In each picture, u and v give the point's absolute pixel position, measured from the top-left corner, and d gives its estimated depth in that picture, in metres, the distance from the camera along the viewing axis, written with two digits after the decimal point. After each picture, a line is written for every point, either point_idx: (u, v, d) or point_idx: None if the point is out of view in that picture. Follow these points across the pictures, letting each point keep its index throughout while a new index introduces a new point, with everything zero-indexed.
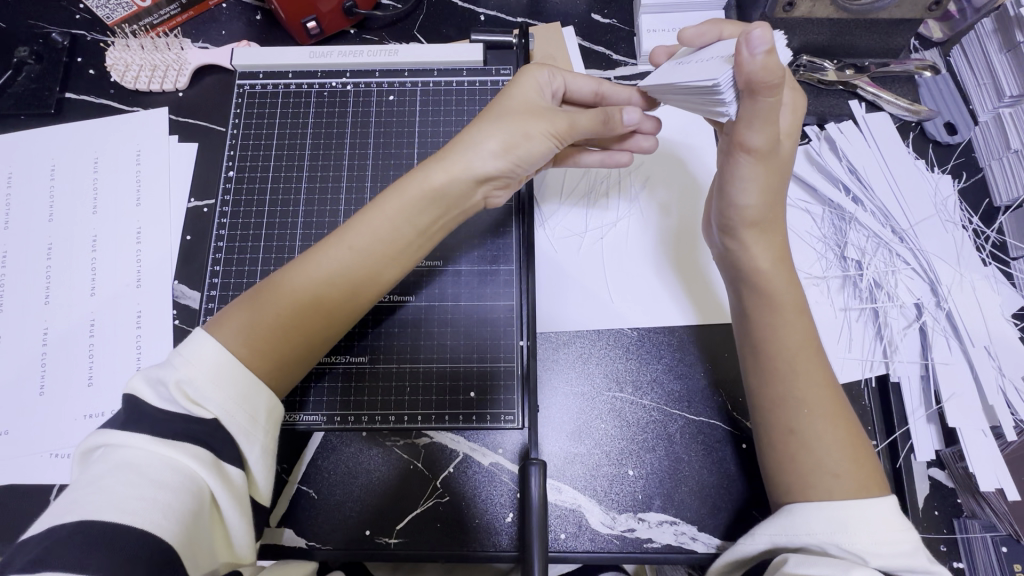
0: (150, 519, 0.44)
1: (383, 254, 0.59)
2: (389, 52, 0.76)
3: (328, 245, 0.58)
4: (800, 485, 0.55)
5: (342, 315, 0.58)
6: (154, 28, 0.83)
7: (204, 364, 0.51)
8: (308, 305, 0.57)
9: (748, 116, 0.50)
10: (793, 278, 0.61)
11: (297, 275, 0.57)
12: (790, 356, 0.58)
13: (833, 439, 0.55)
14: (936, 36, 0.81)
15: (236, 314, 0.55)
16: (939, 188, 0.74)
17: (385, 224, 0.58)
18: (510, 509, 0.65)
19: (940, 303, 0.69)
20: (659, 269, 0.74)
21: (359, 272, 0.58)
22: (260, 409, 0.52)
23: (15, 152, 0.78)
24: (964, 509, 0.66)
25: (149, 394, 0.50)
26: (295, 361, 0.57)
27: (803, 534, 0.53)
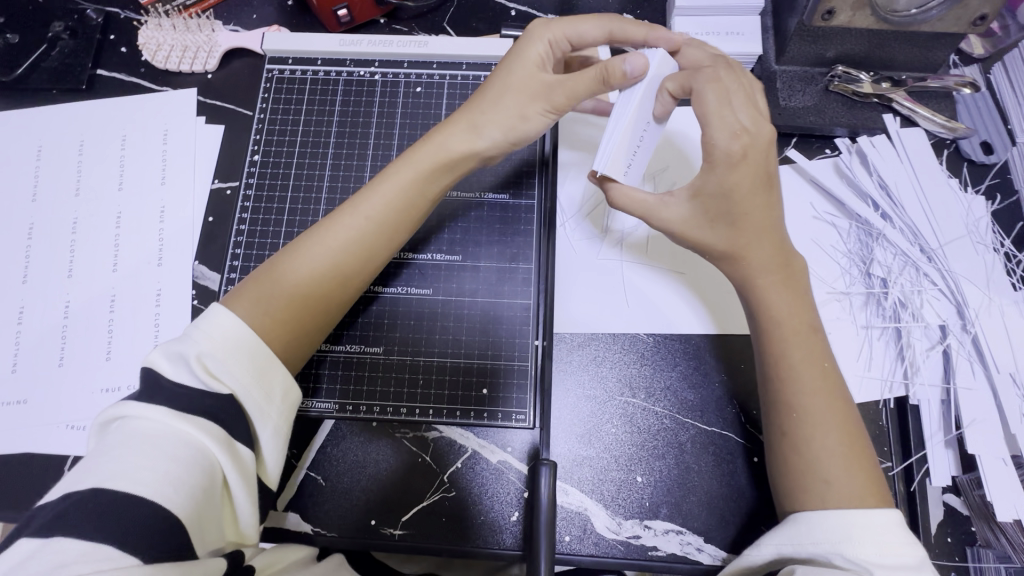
0: (158, 491, 0.44)
1: (396, 221, 0.60)
2: (419, 43, 0.76)
3: (339, 214, 0.60)
4: (799, 490, 0.54)
5: (356, 280, 0.60)
6: (186, 9, 0.83)
7: (227, 340, 0.51)
8: (325, 275, 0.58)
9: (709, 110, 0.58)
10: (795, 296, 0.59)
11: (310, 247, 0.58)
12: (785, 350, 0.57)
13: (824, 437, 0.54)
14: (977, 52, 0.78)
15: (252, 290, 0.56)
16: (972, 209, 0.72)
17: (395, 192, 0.60)
18: (516, 509, 0.65)
19: (967, 326, 0.67)
20: (677, 281, 0.73)
21: (375, 238, 0.60)
22: (275, 388, 0.53)
23: (45, 125, 0.80)
24: (977, 539, 0.64)
25: (167, 369, 0.50)
26: (312, 328, 0.58)
27: (807, 541, 0.52)
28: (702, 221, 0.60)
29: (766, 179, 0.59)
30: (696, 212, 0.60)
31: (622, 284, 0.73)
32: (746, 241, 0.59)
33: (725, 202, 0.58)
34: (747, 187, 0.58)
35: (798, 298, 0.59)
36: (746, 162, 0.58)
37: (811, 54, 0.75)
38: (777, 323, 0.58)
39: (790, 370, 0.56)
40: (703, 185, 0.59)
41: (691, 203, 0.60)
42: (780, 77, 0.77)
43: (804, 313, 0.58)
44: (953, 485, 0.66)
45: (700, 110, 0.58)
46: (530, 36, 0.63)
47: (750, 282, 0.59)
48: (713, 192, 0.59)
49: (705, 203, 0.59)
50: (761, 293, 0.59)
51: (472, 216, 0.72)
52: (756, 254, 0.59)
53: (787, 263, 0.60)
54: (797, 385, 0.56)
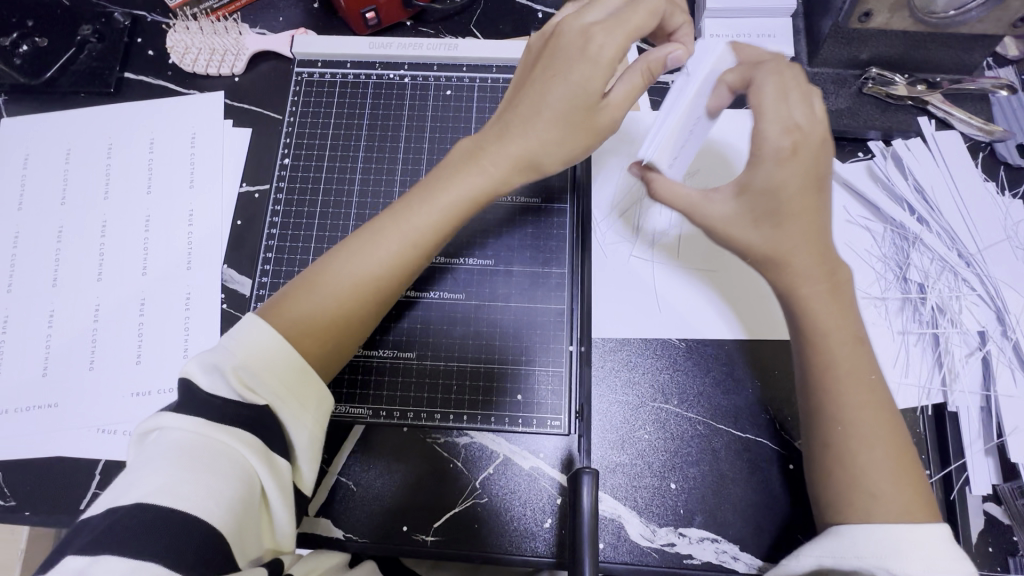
0: (201, 504, 0.43)
1: (434, 242, 0.57)
2: (449, 46, 0.76)
3: (377, 228, 0.57)
4: (848, 505, 0.53)
5: (387, 298, 0.57)
6: (213, 12, 0.84)
7: (262, 354, 0.51)
8: (358, 293, 0.55)
9: (764, 104, 0.56)
10: (840, 307, 0.57)
11: (346, 264, 0.56)
12: (834, 361, 0.55)
13: (869, 454, 0.53)
14: (1012, 53, 0.78)
15: (290, 302, 0.55)
16: (1011, 213, 0.71)
17: (431, 208, 0.57)
18: (549, 516, 0.65)
19: (1007, 332, 0.66)
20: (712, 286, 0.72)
21: (410, 256, 0.56)
22: (309, 399, 0.52)
23: (74, 128, 0.80)
24: (1020, 549, 0.63)
25: (202, 379, 0.49)
26: (347, 346, 0.57)
27: (851, 554, 0.52)
28: (746, 219, 0.57)
29: (815, 182, 0.56)
30: (741, 209, 0.57)
31: (656, 288, 0.72)
32: (791, 243, 0.56)
33: (770, 199, 0.55)
34: (795, 188, 0.55)
35: (844, 313, 0.56)
36: (797, 158, 0.55)
37: (845, 57, 0.74)
38: (822, 333, 0.56)
39: (838, 382, 0.55)
40: (749, 180, 0.56)
41: (737, 200, 0.57)
42: (812, 78, 0.76)
43: (849, 323, 0.56)
44: (994, 493, 0.64)
45: (755, 104, 0.56)
46: (592, 57, 0.54)
47: (794, 291, 0.56)
48: (760, 188, 0.56)
49: (751, 203, 0.56)
50: (808, 304, 0.56)
51: (503, 219, 0.72)
52: (802, 262, 0.56)
53: (835, 274, 0.56)
54: (846, 399, 0.54)
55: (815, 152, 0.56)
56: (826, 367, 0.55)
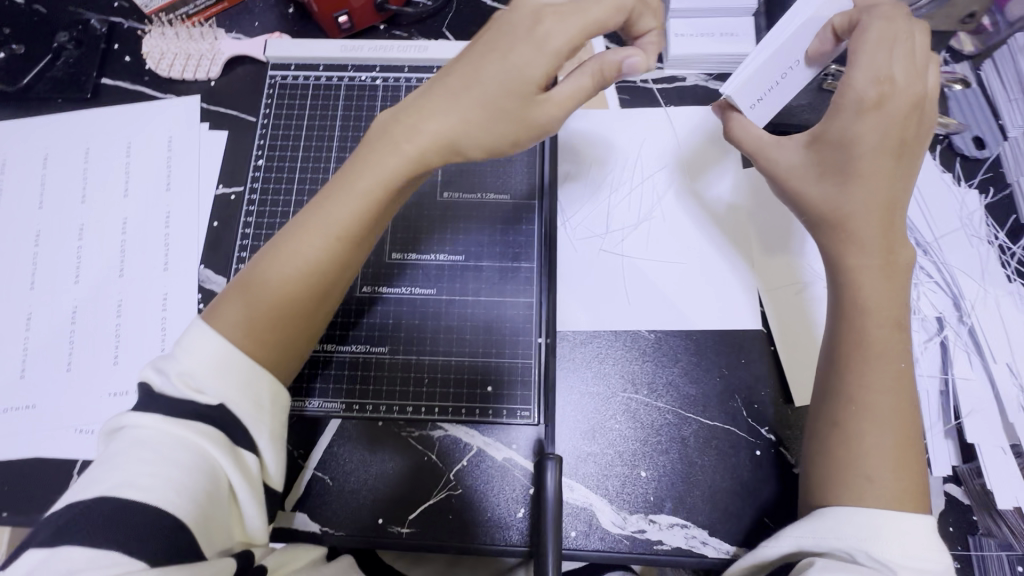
0: (162, 496, 0.45)
1: (361, 228, 0.56)
2: (419, 48, 0.77)
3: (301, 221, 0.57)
4: (839, 486, 0.53)
5: (326, 287, 0.57)
6: (189, 18, 0.85)
7: (204, 357, 0.51)
8: (293, 287, 0.55)
9: (880, 54, 0.55)
10: (890, 288, 0.55)
11: (275, 261, 0.55)
12: (868, 339, 0.55)
13: (878, 435, 0.52)
14: (968, 49, 0.80)
15: (229, 307, 0.55)
16: (965, 203, 0.73)
17: (354, 195, 0.56)
18: (522, 505, 0.66)
19: (963, 318, 0.69)
20: (685, 280, 0.74)
21: (339, 240, 0.56)
22: (263, 395, 0.53)
23: (51, 134, 0.81)
24: (979, 528, 0.64)
25: (156, 381, 0.51)
26: (296, 340, 0.57)
27: (832, 537, 0.51)
28: (811, 171, 0.58)
29: (899, 145, 0.55)
30: (807, 159, 0.58)
31: (672, 230, 0.75)
32: (851, 202, 0.55)
33: (843, 151, 0.56)
34: (869, 146, 0.55)
35: (896, 289, 0.56)
36: (879, 112, 0.55)
37: None
38: (867, 298, 0.55)
39: (865, 360, 0.54)
40: (825, 131, 0.57)
41: (806, 149, 0.59)
42: None
43: (899, 307, 0.55)
44: (954, 476, 0.65)
45: (854, 45, 0.56)
46: (537, 47, 0.53)
47: (843, 259, 0.57)
48: (835, 138, 0.57)
49: (819, 153, 0.57)
50: (860, 274, 0.56)
51: (474, 217, 0.74)
52: (863, 226, 0.55)
53: (894, 252, 0.56)
54: (866, 378, 0.54)
55: (905, 114, 0.55)
56: (857, 347, 0.55)
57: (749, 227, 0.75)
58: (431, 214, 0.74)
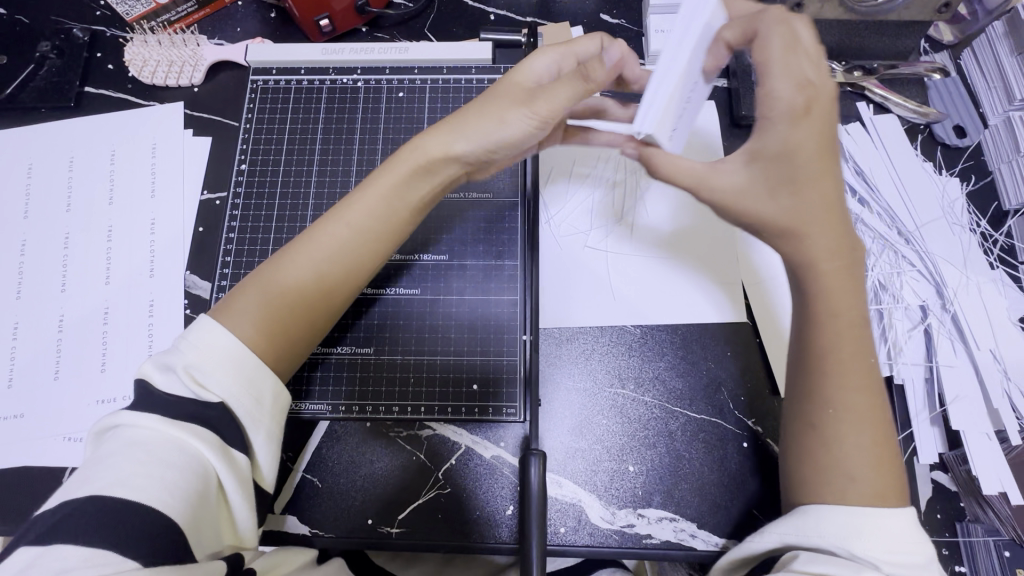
0: (155, 496, 0.45)
1: (383, 241, 0.59)
2: (399, 49, 0.77)
3: (324, 225, 0.59)
4: (822, 486, 0.54)
5: (344, 293, 0.59)
6: (171, 25, 0.85)
7: (215, 351, 0.52)
8: (312, 290, 0.57)
9: (786, 58, 0.54)
10: (852, 293, 0.56)
11: (297, 262, 0.57)
12: (832, 350, 0.55)
13: (858, 440, 0.53)
14: (947, 38, 0.81)
15: (243, 303, 0.55)
16: (947, 191, 0.74)
17: (381, 204, 0.58)
18: (511, 502, 0.66)
19: (946, 306, 0.69)
20: (645, 294, 0.74)
21: (361, 250, 0.58)
22: (265, 394, 0.53)
23: (35, 143, 0.81)
24: (966, 514, 0.65)
25: (157, 378, 0.51)
26: (304, 341, 0.58)
27: (812, 536, 0.53)
28: (760, 188, 0.55)
29: (834, 144, 0.55)
30: (754, 176, 0.55)
31: (620, 254, 0.75)
32: (805, 213, 0.54)
33: (785, 163, 0.54)
34: (810, 151, 0.53)
35: (855, 295, 0.56)
36: (811, 115, 0.54)
37: None
38: (829, 307, 0.55)
39: (835, 368, 0.55)
40: (762, 145, 0.55)
41: (748, 167, 0.56)
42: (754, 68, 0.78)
43: (859, 309, 0.56)
44: (939, 462, 0.66)
45: (762, 57, 0.55)
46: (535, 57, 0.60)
47: (812, 268, 0.55)
48: (774, 153, 0.54)
49: (764, 167, 0.55)
50: (823, 279, 0.55)
51: (458, 216, 0.74)
52: (818, 234, 0.54)
53: (849, 253, 0.55)
54: (839, 384, 0.54)
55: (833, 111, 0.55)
56: (825, 357, 0.55)
57: (701, 240, 0.75)
58: None
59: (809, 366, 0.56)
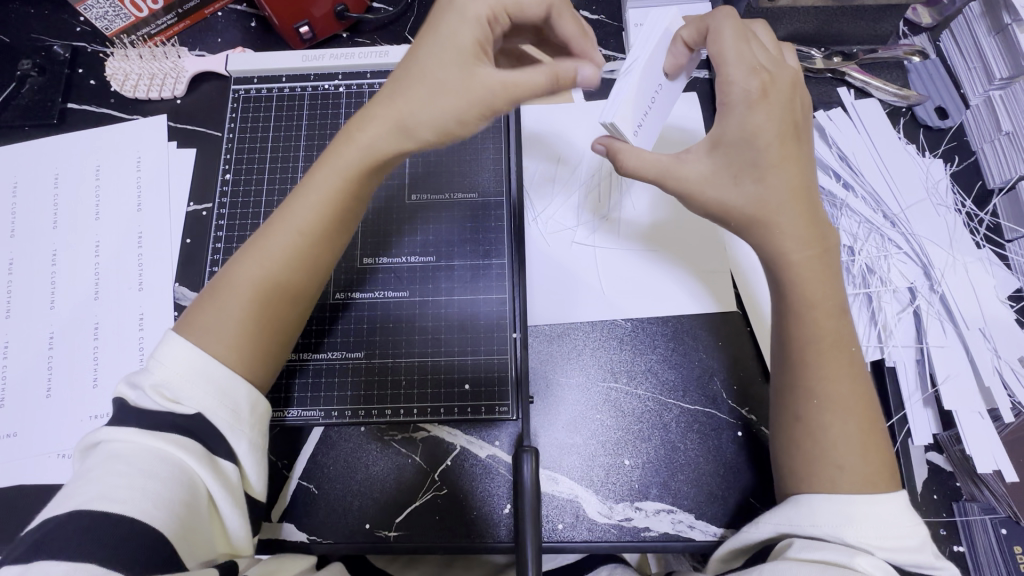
0: (140, 508, 0.44)
1: (332, 224, 0.58)
2: (380, 53, 0.77)
3: (271, 224, 0.58)
4: (810, 475, 0.54)
5: (302, 286, 0.58)
6: (152, 38, 0.85)
7: (178, 365, 0.52)
8: (266, 288, 0.56)
9: (734, 48, 0.57)
10: (825, 279, 0.57)
11: (247, 264, 0.56)
12: (806, 337, 0.56)
13: (842, 425, 0.54)
14: (925, 21, 0.80)
15: (200, 318, 0.55)
16: (931, 172, 0.74)
17: (321, 188, 0.56)
18: (508, 500, 0.66)
19: (934, 286, 0.69)
20: (635, 284, 0.74)
21: (309, 237, 0.57)
22: (241, 406, 0.53)
23: (18, 161, 0.81)
24: (962, 493, 0.65)
25: (133, 396, 0.51)
26: (274, 344, 0.57)
27: (807, 524, 0.53)
28: (724, 175, 0.57)
29: (793, 129, 0.57)
30: (718, 164, 0.57)
31: (608, 246, 0.76)
32: (771, 201, 0.56)
33: (748, 147, 0.56)
34: (769, 135, 0.55)
35: (829, 279, 0.57)
36: (767, 100, 0.56)
37: None
38: (802, 295, 0.57)
39: (813, 357, 0.56)
40: (722, 135, 0.57)
41: (711, 156, 0.58)
42: None
43: (835, 291, 0.57)
44: (934, 443, 0.67)
45: (717, 50, 0.57)
46: (460, 14, 0.55)
47: (780, 258, 0.57)
48: (734, 139, 0.56)
49: (728, 154, 0.57)
50: (795, 269, 0.57)
51: (444, 218, 0.74)
52: (787, 218, 0.56)
53: (820, 240, 0.57)
54: (818, 372, 0.56)
55: (787, 96, 0.57)
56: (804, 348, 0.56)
57: (688, 231, 0.75)
58: (399, 217, 0.74)
59: (783, 356, 0.58)
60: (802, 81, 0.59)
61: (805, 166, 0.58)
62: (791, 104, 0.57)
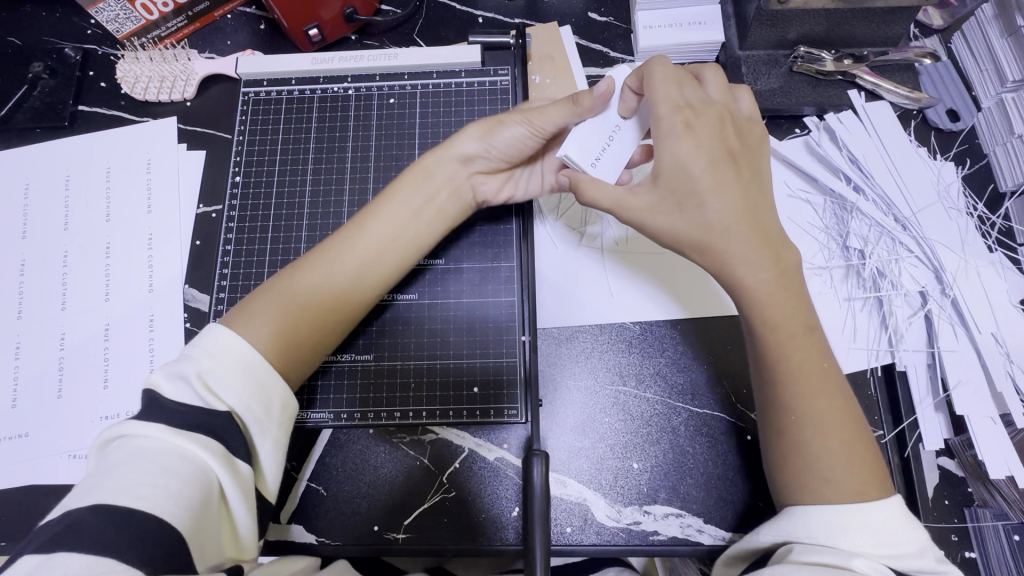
0: (163, 507, 0.45)
1: (390, 251, 0.63)
2: (389, 56, 0.77)
3: (340, 239, 0.62)
4: (797, 484, 0.54)
5: (354, 302, 0.62)
6: (162, 41, 0.85)
7: (226, 356, 0.53)
8: (322, 297, 0.60)
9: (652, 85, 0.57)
10: (789, 298, 0.56)
11: (310, 272, 0.60)
12: (778, 360, 0.56)
13: (821, 440, 0.54)
14: (937, 23, 0.80)
15: (256, 310, 0.58)
16: (942, 176, 0.73)
17: (393, 214, 0.63)
18: (516, 504, 0.66)
19: (945, 290, 0.69)
20: (665, 281, 0.74)
21: (369, 259, 0.62)
22: (274, 401, 0.54)
23: (30, 163, 0.81)
24: (974, 499, 0.65)
25: (167, 388, 0.51)
26: (311, 352, 0.60)
27: (803, 533, 0.52)
28: (669, 205, 0.57)
29: (726, 157, 0.57)
30: (661, 197, 0.58)
31: (625, 246, 0.75)
32: (718, 226, 0.56)
33: (683, 177, 0.56)
34: (702, 164, 0.56)
35: (795, 297, 0.57)
36: (694, 132, 0.56)
37: (773, 38, 0.76)
38: (765, 319, 0.56)
39: (783, 381, 0.55)
40: (659, 166, 0.57)
41: (654, 188, 0.58)
42: (744, 62, 0.78)
43: (800, 310, 0.57)
44: (946, 448, 0.66)
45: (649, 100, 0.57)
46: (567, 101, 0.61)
47: (739, 280, 0.57)
48: (670, 169, 0.57)
49: (669, 185, 0.57)
50: (751, 292, 0.56)
51: None
52: (734, 241, 0.56)
53: (778, 259, 0.57)
54: (787, 395, 0.55)
55: (715, 127, 0.57)
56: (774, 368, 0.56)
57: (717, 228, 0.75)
58: None
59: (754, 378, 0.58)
60: (732, 114, 0.59)
61: (751, 186, 0.58)
62: (720, 133, 0.57)
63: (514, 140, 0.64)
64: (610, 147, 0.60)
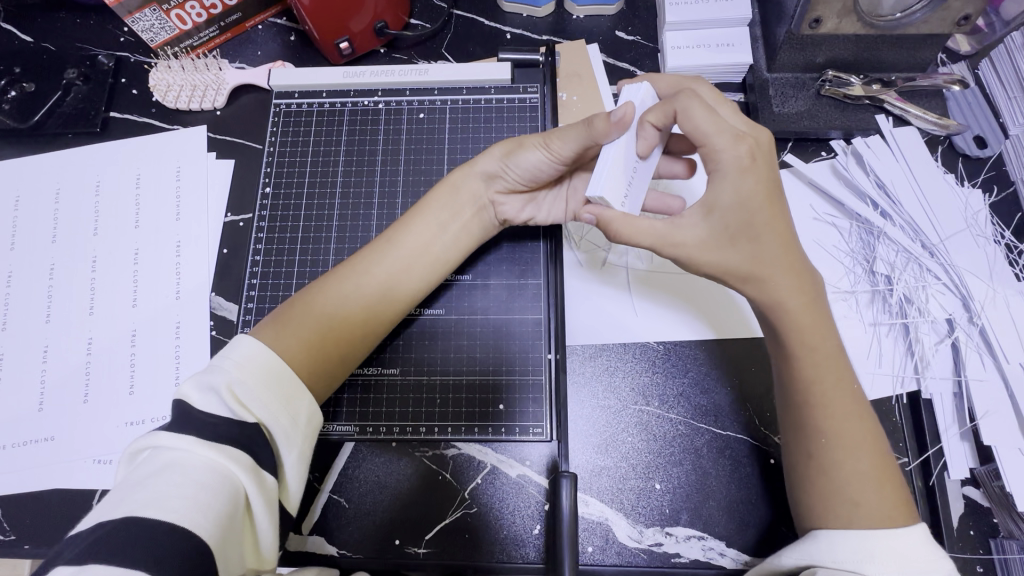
0: (188, 517, 0.44)
1: (418, 265, 0.65)
2: (419, 71, 0.78)
3: (369, 254, 0.64)
4: (825, 508, 0.54)
5: (383, 315, 0.63)
6: (193, 50, 0.86)
7: (255, 369, 0.53)
8: (352, 309, 0.61)
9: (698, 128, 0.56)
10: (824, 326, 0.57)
11: (339, 286, 0.61)
12: (815, 388, 0.56)
13: (855, 461, 0.54)
14: (964, 49, 0.80)
15: (284, 323, 0.58)
16: (970, 203, 0.73)
17: (420, 232, 0.65)
18: (537, 522, 0.66)
19: (973, 318, 0.68)
20: (688, 302, 0.74)
21: (398, 272, 0.64)
22: (300, 413, 0.54)
23: (62, 168, 0.82)
24: (1000, 530, 0.64)
25: (197, 399, 0.51)
26: (340, 363, 0.61)
27: (828, 559, 0.52)
28: (721, 239, 0.57)
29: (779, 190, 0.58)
30: (713, 230, 0.57)
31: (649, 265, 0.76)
32: (766, 259, 0.57)
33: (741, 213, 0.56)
34: (760, 202, 0.56)
35: (821, 328, 0.57)
36: (754, 167, 0.56)
37: (802, 61, 0.77)
38: (799, 340, 0.57)
39: (827, 413, 0.55)
40: (715, 201, 0.57)
41: (706, 221, 0.58)
42: (772, 84, 0.79)
43: (827, 343, 0.57)
44: (972, 477, 0.66)
45: (691, 129, 0.57)
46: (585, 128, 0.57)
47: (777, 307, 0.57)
48: (727, 206, 0.56)
49: (720, 219, 0.57)
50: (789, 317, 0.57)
51: None
52: (780, 273, 0.57)
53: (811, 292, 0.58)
54: (827, 420, 0.55)
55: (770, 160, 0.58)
56: (811, 397, 0.56)
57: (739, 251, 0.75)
58: None
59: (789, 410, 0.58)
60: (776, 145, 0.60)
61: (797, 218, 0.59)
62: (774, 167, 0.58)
63: (532, 163, 0.64)
64: (635, 186, 0.59)
